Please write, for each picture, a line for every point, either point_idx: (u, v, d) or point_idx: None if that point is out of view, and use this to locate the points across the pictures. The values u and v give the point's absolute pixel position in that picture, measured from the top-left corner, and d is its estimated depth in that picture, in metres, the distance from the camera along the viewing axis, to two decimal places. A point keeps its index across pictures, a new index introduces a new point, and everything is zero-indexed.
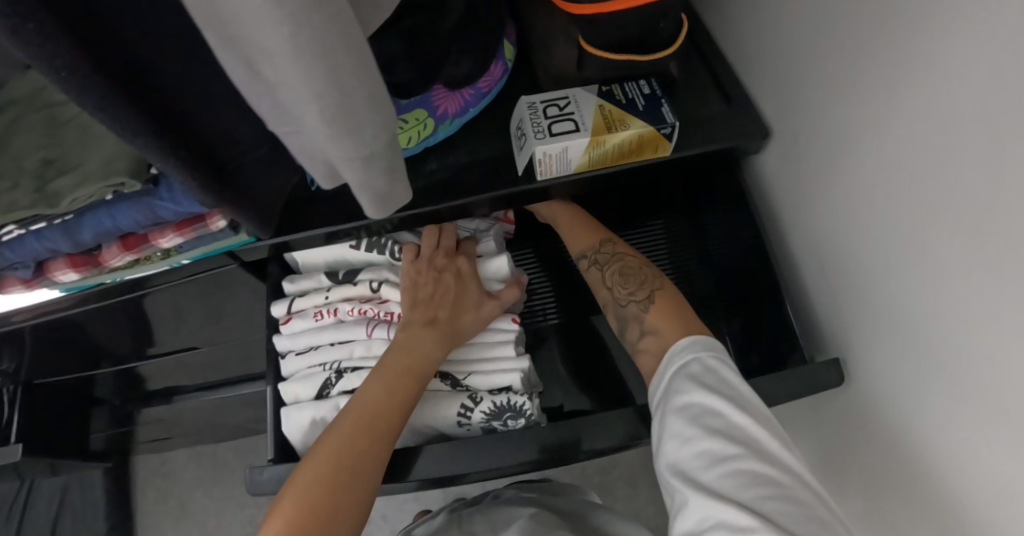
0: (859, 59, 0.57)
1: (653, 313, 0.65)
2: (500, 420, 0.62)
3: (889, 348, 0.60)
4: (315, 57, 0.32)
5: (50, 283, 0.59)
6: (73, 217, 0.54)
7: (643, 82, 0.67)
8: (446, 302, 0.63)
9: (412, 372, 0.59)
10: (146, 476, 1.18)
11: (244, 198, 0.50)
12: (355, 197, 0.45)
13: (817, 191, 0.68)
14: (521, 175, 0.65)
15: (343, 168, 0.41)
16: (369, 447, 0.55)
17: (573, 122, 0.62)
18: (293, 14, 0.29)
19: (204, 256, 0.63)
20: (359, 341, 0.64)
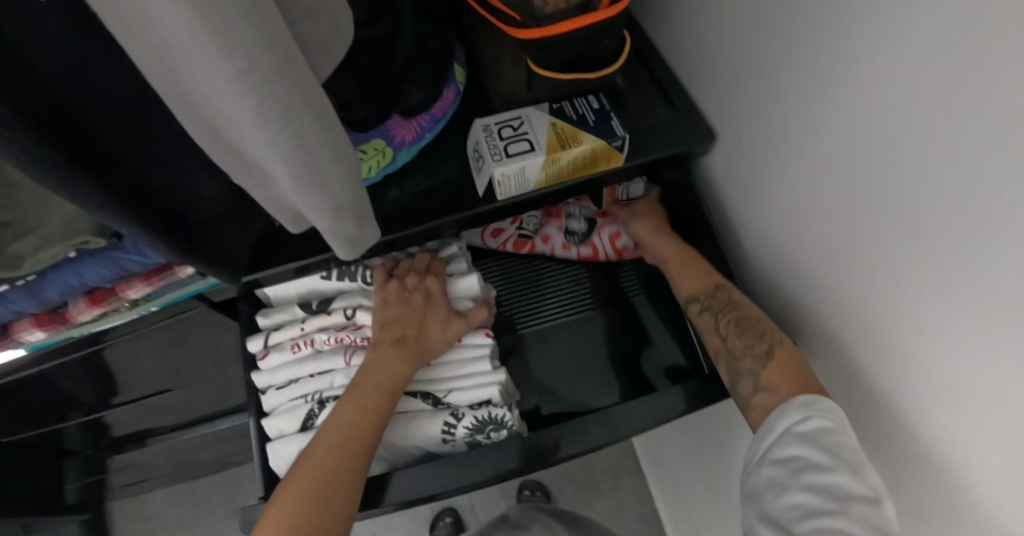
0: (792, 65, 0.62)
1: (771, 371, 0.62)
2: (483, 433, 0.64)
3: (841, 332, 0.65)
4: (279, 121, 0.33)
5: (16, 344, 0.59)
6: (36, 277, 0.53)
7: (591, 98, 0.71)
8: (414, 320, 0.64)
9: (382, 388, 0.61)
10: (125, 522, 1.16)
11: (212, 248, 0.51)
12: (327, 242, 0.47)
13: (763, 189, 0.73)
14: (482, 195, 0.67)
15: (313, 218, 0.42)
16: (343, 462, 0.57)
17: (528, 142, 0.65)
18: (256, 86, 0.31)
19: (173, 301, 0.62)
20: (339, 369, 0.65)
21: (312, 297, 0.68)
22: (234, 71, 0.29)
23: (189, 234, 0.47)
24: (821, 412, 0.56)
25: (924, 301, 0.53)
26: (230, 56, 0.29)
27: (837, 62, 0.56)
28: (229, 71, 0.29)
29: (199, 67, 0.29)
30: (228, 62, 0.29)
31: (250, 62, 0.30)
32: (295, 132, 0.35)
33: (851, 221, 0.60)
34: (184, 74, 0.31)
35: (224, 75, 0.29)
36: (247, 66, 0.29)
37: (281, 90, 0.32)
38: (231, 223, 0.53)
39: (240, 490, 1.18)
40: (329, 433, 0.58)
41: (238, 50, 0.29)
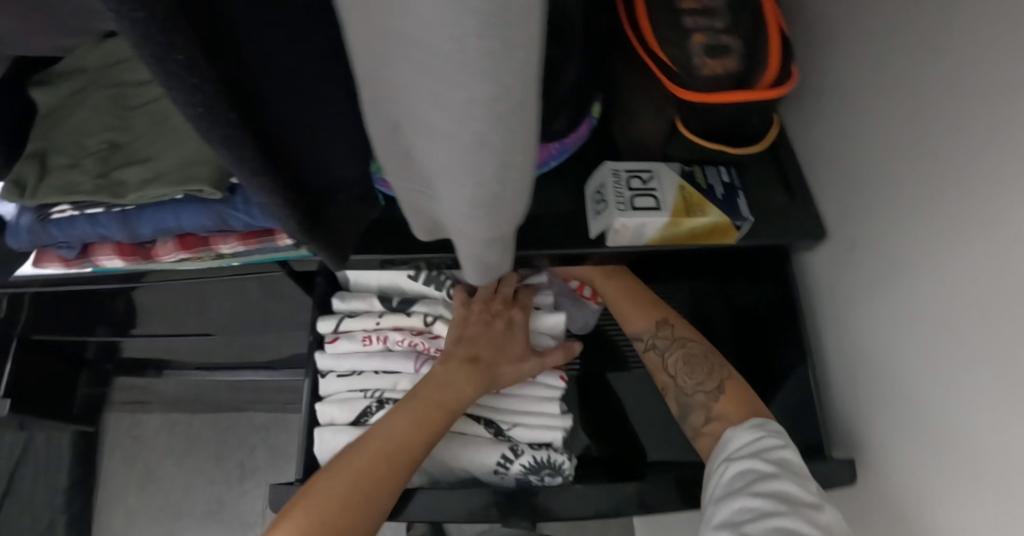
0: (927, 176, 0.57)
1: (722, 402, 0.66)
2: (537, 476, 0.62)
3: (903, 466, 0.61)
4: (494, 151, 0.30)
5: (89, 265, 0.56)
6: (134, 208, 0.50)
7: (722, 169, 0.68)
8: (490, 346, 0.62)
9: (443, 408, 0.58)
10: (116, 437, 1.15)
11: (336, 236, 0.47)
12: (461, 263, 0.44)
13: (852, 299, 0.69)
14: (592, 239, 0.64)
15: (467, 242, 0.40)
16: (387, 472, 0.54)
17: (654, 200, 0.62)
18: (492, 113, 0.28)
19: (257, 261, 0.59)
20: (405, 374, 0.64)
21: (392, 292, 0.67)
22: (481, 94, 0.26)
23: (323, 220, 0.44)
24: (770, 431, 0.60)
25: (1004, 483, 0.49)
26: (486, 84, 0.26)
27: (976, 210, 0.52)
28: (479, 95, 0.26)
29: (449, 85, 0.26)
30: (481, 87, 0.26)
31: (503, 92, 0.27)
32: (502, 166, 0.32)
33: (936, 369, 0.56)
34: (412, 82, 0.28)
35: (472, 97, 0.27)
36: (498, 95, 0.27)
37: (513, 125, 0.29)
38: (355, 216, 0.50)
39: (235, 436, 1.15)
40: (379, 440, 0.55)
41: (498, 80, 0.26)
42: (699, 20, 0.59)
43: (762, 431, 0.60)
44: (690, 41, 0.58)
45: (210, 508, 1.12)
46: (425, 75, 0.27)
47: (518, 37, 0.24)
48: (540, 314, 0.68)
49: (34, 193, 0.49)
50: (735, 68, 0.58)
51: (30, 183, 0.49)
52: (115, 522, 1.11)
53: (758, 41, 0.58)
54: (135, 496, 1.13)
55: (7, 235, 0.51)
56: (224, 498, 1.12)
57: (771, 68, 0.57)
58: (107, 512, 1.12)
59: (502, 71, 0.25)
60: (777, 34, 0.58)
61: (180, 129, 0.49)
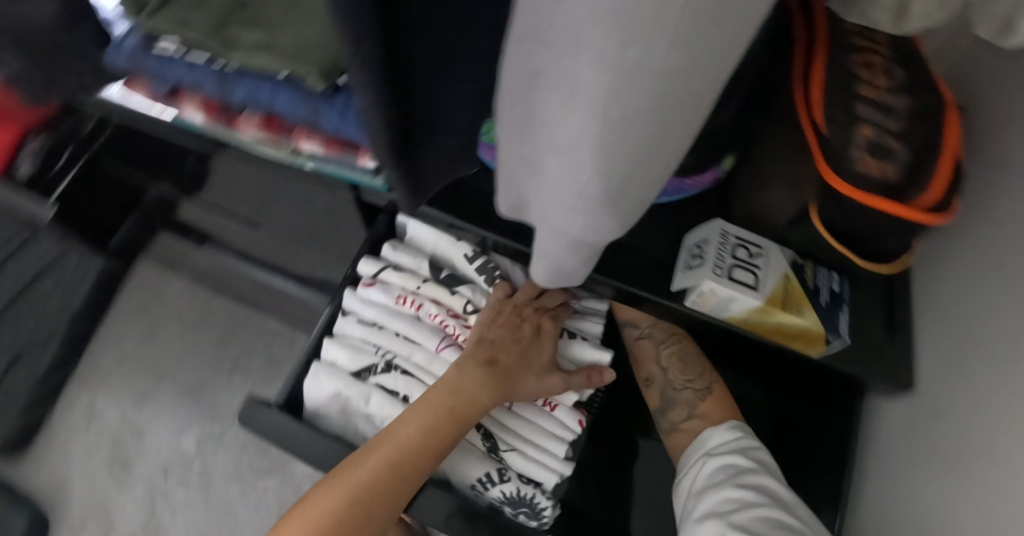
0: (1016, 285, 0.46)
1: (708, 403, 0.65)
2: (512, 509, 0.59)
3: None
4: (638, 135, 0.25)
5: (174, 110, 0.54)
6: (234, 71, 0.47)
7: (835, 277, 0.60)
8: (515, 350, 0.60)
9: (452, 412, 0.55)
10: (140, 284, 1.18)
11: (421, 173, 0.43)
12: (533, 257, 0.41)
13: (908, 429, 0.58)
14: (671, 291, 0.59)
15: (554, 237, 0.36)
16: (391, 485, 0.52)
17: (754, 277, 0.55)
18: (655, 89, 0.22)
19: (330, 172, 0.56)
20: (424, 348, 0.62)
21: (443, 263, 0.66)
22: (660, 60, 0.21)
23: (417, 151, 0.40)
24: (743, 431, 0.60)
25: None
26: (673, 44, 0.20)
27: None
28: (660, 64, 0.21)
29: (627, 39, 0.21)
30: (663, 56, 0.20)
31: (690, 72, 0.21)
32: (637, 160, 0.27)
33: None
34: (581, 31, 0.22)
35: (648, 66, 0.21)
36: (682, 72, 0.20)
37: (677, 118, 0.23)
38: (451, 165, 0.45)
39: (242, 329, 1.15)
40: (383, 441, 0.53)
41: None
42: (873, 111, 0.49)
43: (739, 430, 0.60)
44: (853, 129, 0.49)
45: (191, 385, 1.11)
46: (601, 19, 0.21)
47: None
48: (583, 344, 0.65)
49: (153, 14, 0.48)
50: (889, 179, 0.49)
51: (152, 7, 0.48)
52: (105, 360, 1.13)
53: (928, 159, 0.49)
54: (132, 344, 1.14)
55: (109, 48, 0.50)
56: (207, 382, 1.11)
57: (937, 189, 0.49)
58: (103, 348, 1.14)
59: (704, 42, 0.19)
60: (952, 161, 0.49)
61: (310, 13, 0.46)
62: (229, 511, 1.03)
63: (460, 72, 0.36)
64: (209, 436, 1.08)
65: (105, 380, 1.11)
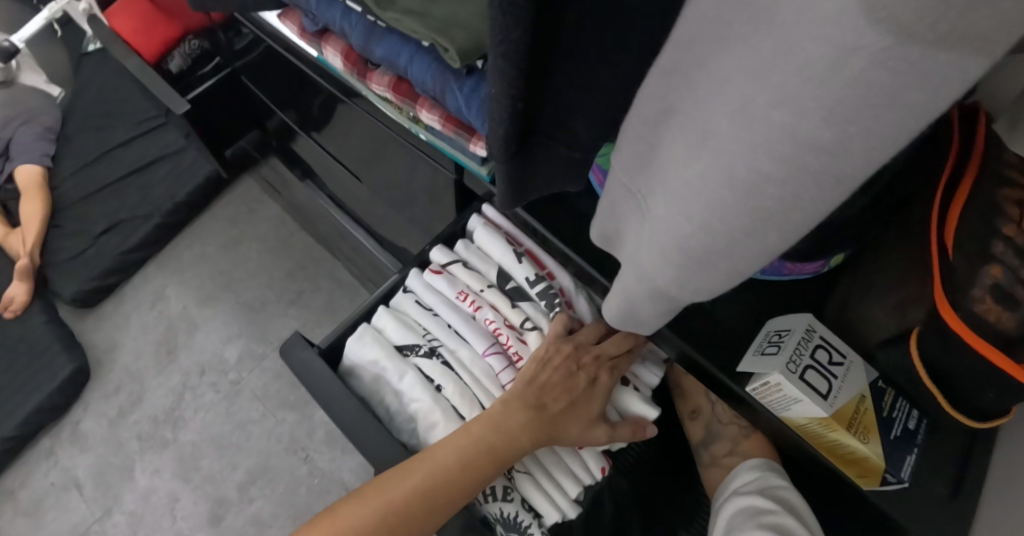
0: None
1: (750, 442, 0.67)
2: (505, 530, 0.59)
3: None
4: (758, 204, 0.24)
5: (316, 48, 0.57)
6: (383, 27, 0.49)
7: (913, 415, 0.54)
8: (565, 399, 0.57)
9: (491, 452, 0.54)
10: (240, 197, 1.26)
11: (525, 176, 0.42)
12: (607, 293, 0.40)
13: None
14: (735, 370, 0.56)
15: (638, 280, 0.35)
16: (424, 511, 0.51)
17: (826, 386, 0.51)
18: (787, 159, 0.21)
19: (439, 147, 0.57)
20: (472, 347, 0.62)
21: None
22: (807, 134, 0.20)
23: (528, 154, 0.40)
24: (766, 471, 0.61)
25: None
26: (824, 124, 0.19)
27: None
28: (806, 135, 0.20)
29: (783, 98, 0.19)
30: (816, 127, 0.19)
31: (839, 151, 0.19)
32: (747, 230, 0.25)
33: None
34: (738, 79, 0.21)
35: (794, 132, 0.20)
36: (832, 145, 0.19)
37: (803, 197, 0.22)
38: (556, 175, 0.44)
39: (312, 267, 1.20)
40: (420, 470, 0.52)
41: (846, 132, 0.18)
42: (1012, 252, 0.44)
43: (761, 470, 0.62)
44: (981, 266, 0.45)
45: (251, 301, 1.17)
46: (766, 74, 0.20)
47: (921, 97, 0.16)
48: (633, 395, 0.64)
49: None
50: (1008, 328, 0.44)
51: None
52: (187, 253, 1.21)
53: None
54: (214, 247, 1.22)
55: None
56: (266, 304, 1.17)
57: None
58: (189, 241, 1.22)
59: (861, 126, 0.18)
60: None
61: None
62: (245, 427, 1.07)
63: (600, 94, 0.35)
64: (250, 352, 1.13)
65: (181, 270, 1.20)
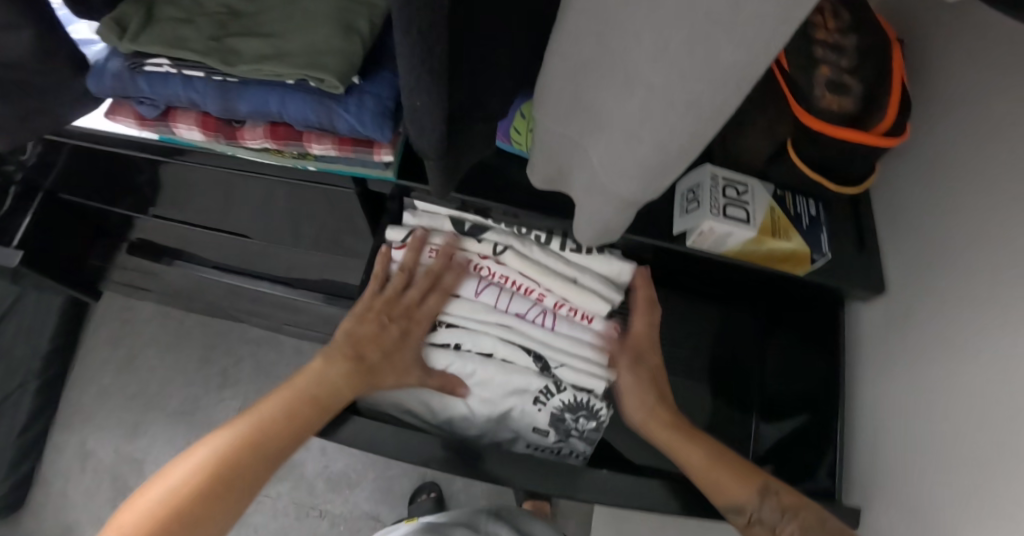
0: (1000, 189, 0.55)
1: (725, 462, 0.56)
2: (571, 416, 0.62)
3: (920, 481, 0.59)
4: (700, 118, 0.29)
5: (163, 130, 0.53)
6: (237, 83, 0.47)
7: (811, 203, 0.66)
8: (392, 316, 0.62)
9: (315, 402, 0.56)
10: (106, 317, 1.13)
11: (456, 161, 0.45)
12: (578, 221, 0.45)
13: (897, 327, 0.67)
14: (673, 235, 0.63)
15: (606, 202, 0.40)
16: (240, 464, 0.52)
17: (745, 212, 0.60)
18: (718, 81, 0.26)
19: (335, 171, 0.56)
20: (464, 297, 0.65)
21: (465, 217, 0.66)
22: (728, 61, 0.25)
23: (455, 142, 0.42)
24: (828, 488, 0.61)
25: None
26: (740, 48, 0.24)
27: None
28: (727, 62, 0.25)
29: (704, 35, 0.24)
30: (734, 54, 0.24)
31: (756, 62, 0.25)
32: (693, 136, 0.31)
33: (970, 452, 0.54)
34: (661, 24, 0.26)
35: (718, 60, 0.25)
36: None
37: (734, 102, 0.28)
38: (475, 148, 0.47)
39: (223, 343, 1.13)
40: (245, 420, 0.54)
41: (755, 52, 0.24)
42: (828, 53, 0.57)
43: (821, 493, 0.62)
44: (816, 69, 0.57)
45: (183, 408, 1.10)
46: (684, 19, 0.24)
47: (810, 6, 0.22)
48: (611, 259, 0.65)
49: (134, 38, 0.45)
50: (849, 109, 0.57)
51: (132, 27, 0.45)
52: (86, 398, 1.09)
53: (881, 88, 0.57)
54: (110, 377, 1.11)
55: (90, 77, 0.47)
56: (199, 401, 1.09)
57: (889, 114, 0.56)
58: (81, 385, 1.10)
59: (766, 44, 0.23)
60: (900, 86, 0.56)
61: (312, 14, 0.45)
62: None
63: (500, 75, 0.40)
64: None
65: (90, 419, 1.08)
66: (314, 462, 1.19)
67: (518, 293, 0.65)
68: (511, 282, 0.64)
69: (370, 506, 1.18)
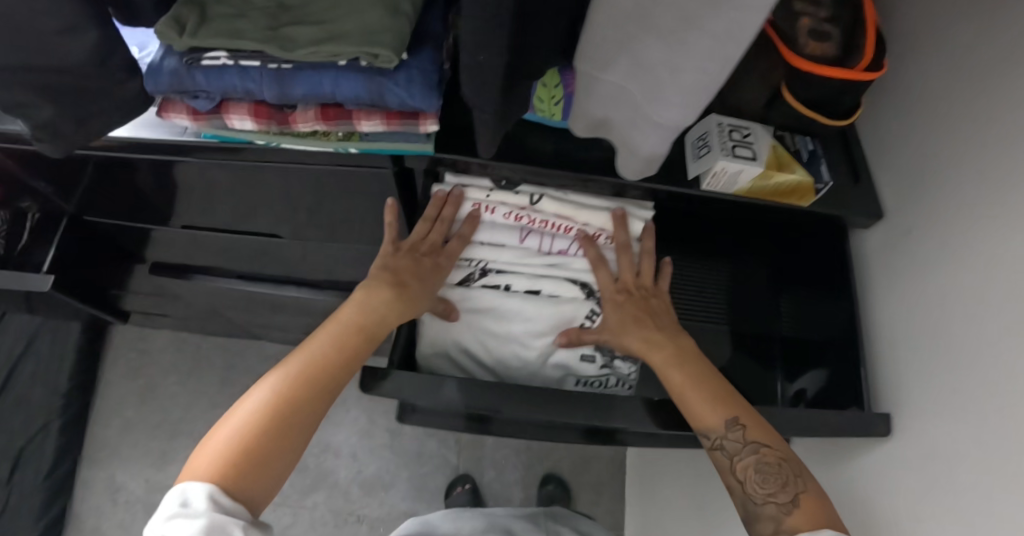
0: (977, 107, 0.63)
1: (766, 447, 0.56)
2: None
3: (940, 376, 0.65)
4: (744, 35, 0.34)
5: (216, 122, 0.56)
6: (291, 68, 0.50)
7: (807, 139, 0.73)
8: (418, 258, 0.65)
9: (363, 330, 0.60)
10: (121, 349, 1.13)
11: (505, 120, 0.50)
12: (619, 158, 0.51)
13: (898, 247, 0.74)
14: (689, 179, 0.69)
15: (644, 134, 0.46)
16: (306, 397, 0.55)
17: (751, 152, 0.66)
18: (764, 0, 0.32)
19: (377, 151, 0.60)
20: (509, 247, 0.68)
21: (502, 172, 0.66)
22: None
23: (509, 101, 0.47)
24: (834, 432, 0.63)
25: None
26: None
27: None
28: None
29: None
30: None
31: None
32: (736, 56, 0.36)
33: (981, 340, 0.60)
34: None
35: None
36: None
37: None
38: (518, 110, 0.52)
39: (242, 362, 1.14)
40: (297, 358, 0.56)
41: None
42: (807, 6, 0.65)
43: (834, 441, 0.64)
44: (797, 20, 0.64)
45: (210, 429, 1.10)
46: None
47: None
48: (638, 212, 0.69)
49: (195, 34, 0.49)
50: (832, 54, 0.65)
51: (190, 24, 0.49)
52: (110, 432, 1.08)
53: (857, 33, 0.65)
54: (132, 408, 1.10)
55: (147, 75, 0.51)
56: None
57: (868, 53, 0.63)
58: (103, 421, 1.09)
59: None
60: (872, 28, 0.63)
61: None
62: None
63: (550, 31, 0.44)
64: None
65: (117, 451, 1.07)
66: (347, 469, 1.20)
67: (559, 233, 0.68)
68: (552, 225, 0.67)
69: (406, 506, 1.19)
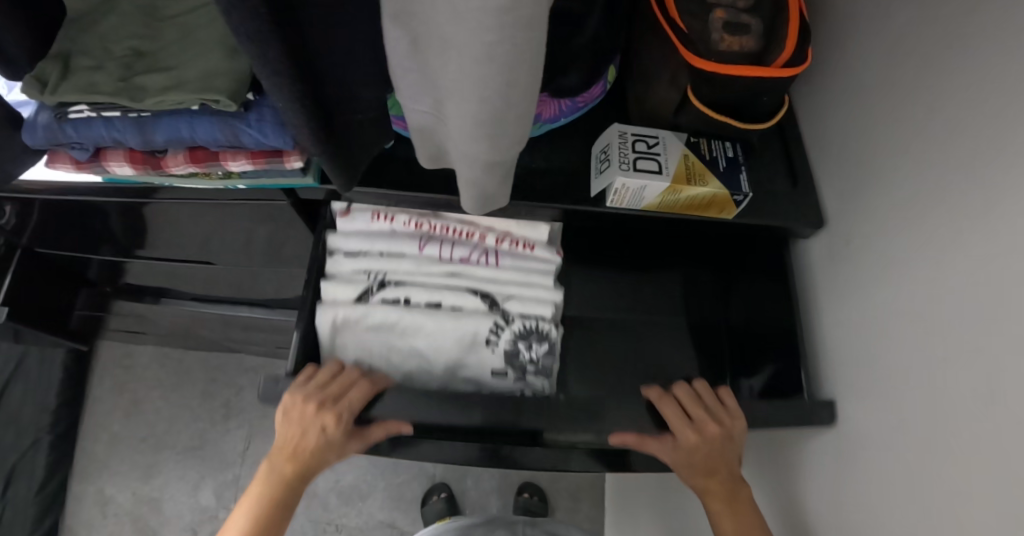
0: (900, 100, 0.58)
1: None
2: (524, 342, 0.66)
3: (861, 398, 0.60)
4: (503, 64, 0.33)
5: (99, 170, 0.57)
6: (150, 116, 0.51)
7: (727, 145, 0.68)
8: (322, 410, 0.59)
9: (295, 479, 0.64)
10: (109, 366, 1.19)
11: (346, 155, 0.49)
12: (461, 189, 0.49)
13: (829, 255, 0.68)
14: (593, 197, 0.67)
15: (466, 165, 0.45)
16: None
17: (657, 164, 0.63)
18: (501, 29, 0.30)
19: (262, 186, 0.60)
20: (410, 256, 0.68)
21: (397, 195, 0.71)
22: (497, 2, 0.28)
23: (338, 138, 0.46)
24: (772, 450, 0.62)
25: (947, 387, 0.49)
26: None
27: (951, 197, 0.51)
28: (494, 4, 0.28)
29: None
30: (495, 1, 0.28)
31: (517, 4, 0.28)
32: (509, 84, 0.35)
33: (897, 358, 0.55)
34: None
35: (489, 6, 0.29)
36: (510, 5, 0.29)
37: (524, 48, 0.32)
38: (365, 142, 0.51)
39: (221, 375, 1.18)
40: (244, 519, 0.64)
41: None
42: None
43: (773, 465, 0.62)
44: (708, 13, 0.60)
45: (191, 441, 1.15)
46: None
47: None
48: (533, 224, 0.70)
49: (53, 90, 0.50)
50: (749, 47, 0.59)
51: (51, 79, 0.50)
52: (99, 446, 1.14)
53: (777, 25, 0.60)
54: (119, 422, 1.16)
55: (24, 131, 0.52)
56: (206, 435, 1.15)
57: (786, 48, 0.58)
58: (93, 435, 1.15)
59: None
60: (794, 20, 0.59)
61: (207, 40, 0.50)
62: None
63: (365, 67, 0.44)
64: (224, 484, 1.12)
65: (106, 464, 1.13)
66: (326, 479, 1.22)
67: (461, 239, 0.69)
68: (453, 231, 0.68)
69: (383, 514, 1.21)
